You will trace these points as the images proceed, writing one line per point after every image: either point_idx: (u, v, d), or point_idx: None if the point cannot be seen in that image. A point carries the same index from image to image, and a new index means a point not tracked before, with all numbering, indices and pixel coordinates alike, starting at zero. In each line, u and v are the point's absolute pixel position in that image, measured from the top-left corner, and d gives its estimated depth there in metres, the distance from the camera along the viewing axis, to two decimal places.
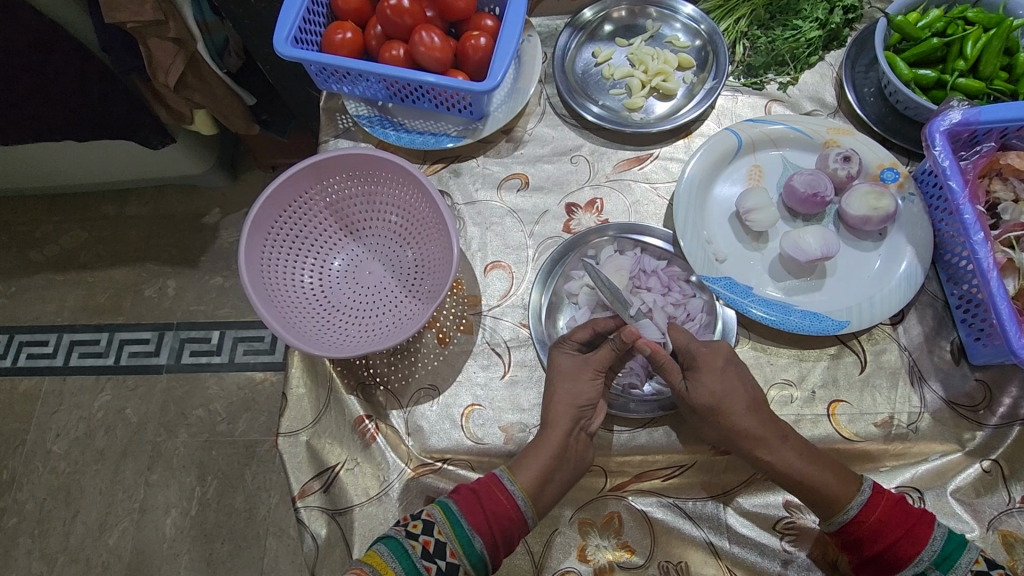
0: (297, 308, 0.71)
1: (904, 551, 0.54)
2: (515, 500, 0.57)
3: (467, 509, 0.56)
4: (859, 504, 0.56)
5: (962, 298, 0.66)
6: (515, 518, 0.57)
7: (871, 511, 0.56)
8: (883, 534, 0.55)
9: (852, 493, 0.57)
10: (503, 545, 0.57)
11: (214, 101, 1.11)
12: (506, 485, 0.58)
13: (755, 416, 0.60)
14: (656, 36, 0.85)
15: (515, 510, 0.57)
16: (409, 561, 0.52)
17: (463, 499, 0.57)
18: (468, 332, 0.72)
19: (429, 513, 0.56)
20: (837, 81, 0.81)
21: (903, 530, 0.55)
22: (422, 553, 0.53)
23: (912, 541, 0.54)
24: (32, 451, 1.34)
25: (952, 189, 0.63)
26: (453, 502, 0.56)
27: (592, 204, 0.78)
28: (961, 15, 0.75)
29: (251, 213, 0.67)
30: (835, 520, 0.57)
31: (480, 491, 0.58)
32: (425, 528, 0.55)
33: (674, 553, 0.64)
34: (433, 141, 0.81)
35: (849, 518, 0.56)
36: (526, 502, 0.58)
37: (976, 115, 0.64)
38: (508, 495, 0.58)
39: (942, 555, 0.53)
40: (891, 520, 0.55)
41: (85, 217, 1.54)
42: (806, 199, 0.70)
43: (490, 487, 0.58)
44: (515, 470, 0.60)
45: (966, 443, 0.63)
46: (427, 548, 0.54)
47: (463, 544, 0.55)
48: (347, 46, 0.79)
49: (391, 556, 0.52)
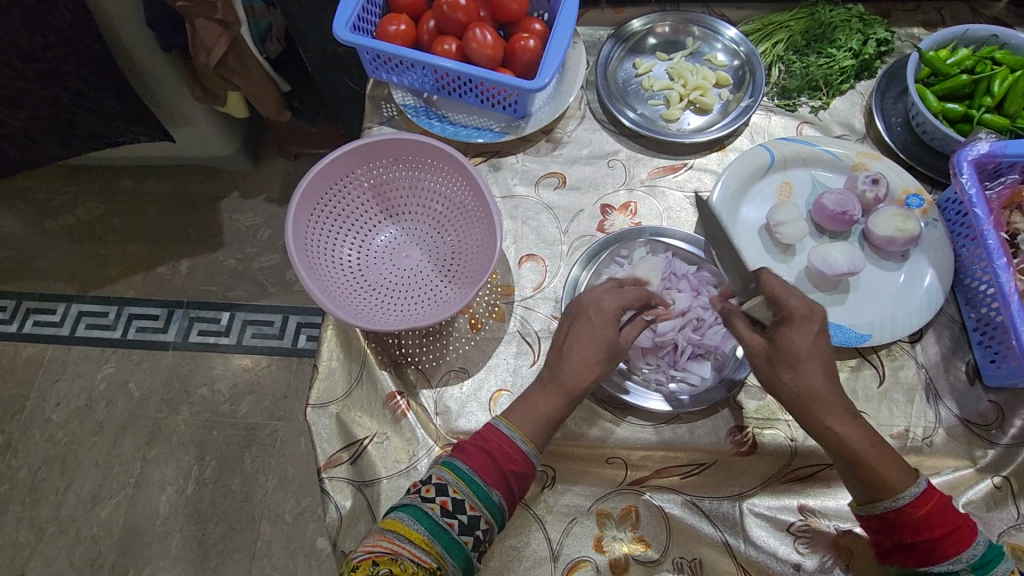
0: (337, 281, 0.72)
1: (946, 547, 0.55)
2: (522, 449, 0.59)
3: (477, 467, 0.58)
4: (911, 495, 0.56)
5: (980, 320, 0.69)
6: (526, 469, 0.59)
7: (923, 504, 0.56)
8: (930, 527, 0.55)
9: (907, 484, 0.57)
10: (518, 493, 0.59)
11: (251, 84, 1.14)
12: (515, 440, 0.59)
13: (813, 385, 0.58)
14: (696, 53, 0.88)
15: (525, 460, 0.59)
16: (431, 521, 0.54)
17: (470, 457, 0.58)
18: (500, 319, 0.74)
19: (439, 476, 0.57)
20: (867, 110, 0.85)
21: (949, 528, 0.55)
22: (443, 512, 0.55)
23: (955, 540, 0.55)
24: (30, 419, 1.33)
25: (977, 215, 0.66)
26: (461, 462, 0.58)
27: (626, 207, 0.81)
28: (989, 55, 0.78)
29: (302, 183, 0.69)
30: (881, 505, 0.57)
31: (488, 448, 0.59)
32: (439, 490, 0.56)
33: (691, 549, 0.66)
34: (476, 134, 0.83)
35: (897, 506, 0.56)
36: (533, 449, 0.60)
37: (1003, 148, 0.68)
38: (519, 449, 0.59)
39: (982, 560, 0.54)
40: (941, 514, 0.56)
41: (104, 189, 1.55)
42: (835, 217, 0.73)
43: (498, 442, 0.59)
44: (511, 419, 0.61)
45: (978, 459, 0.65)
46: (445, 507, 0.55)
47: (481, 498, 0.56)
48: (400, 37, 0.82)
49: (411, 519, 0.54)
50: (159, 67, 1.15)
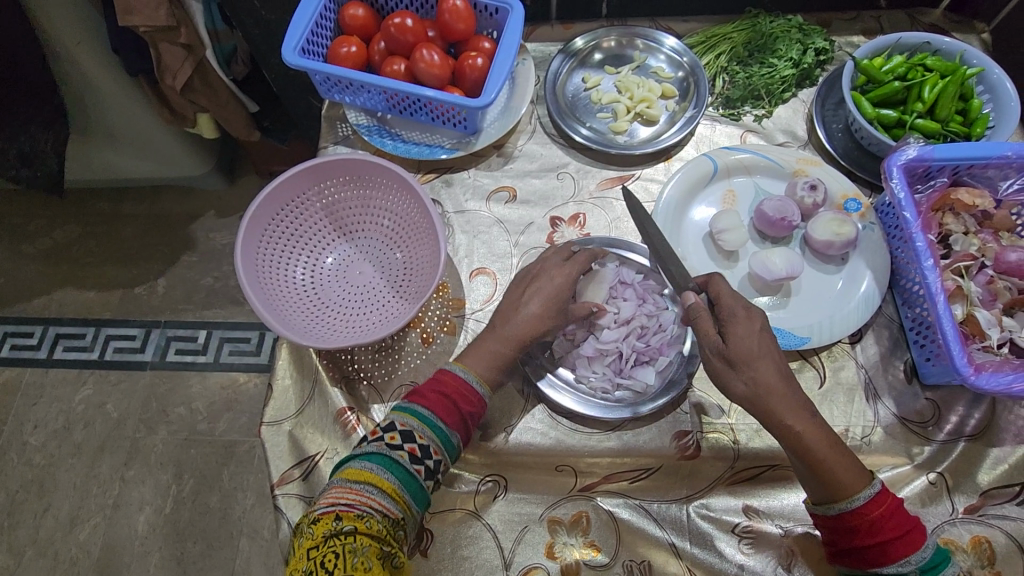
0: (290, 300, 0.74)
1: (897, 550, 0.56)
2: (476, 390, 0.63)
3: (439, 411, 0.61)
4: (865, 498, 0.57)
5: (915, 320, 0.70)
6: (478, 407, 0.64)
7: (877, 506, 0.57)
8: (882, 529, 0.57)
9: (862, 486, 0.58)
10: (471, 429, 0.64)
11: (217, 105, 1.16)
12: (471, 383, 0.63)
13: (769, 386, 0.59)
14: (642, 66, 0.90)
15: (478, 399, 0.63)
16: (400, 469, 0.57)
17: (430, 401, 0.62)
18: (451, 333, 0.75)
19: (403, 423, 0.60)
20: (809, 117, 0.87)
21: (900, 532, 0.56)
22: (411, 459, 0.58)
23: (906, 543, 0.56)
24: (8, 443, 1.33)
25: (906, 218, 0.68)
26: (423, 408, 0.61)
27: (575, 218, 0.83)
28: (921, 62, 0.80)
29: (251, 207, 0.71)
30: (836, 506, 0.58)
31: (447, 391, 0.62)
32: (405, 437, 0.59)
33: (639, 552, 0.67)
34: (428, 151, 0.85)
35: (851, 508, 0.57)
36: (484, 387, 0.64)
37: (930, 152, 0.70)
38: (474, 391, 0.63)
39: (930, 563, 0.56)
40: (891, 518, 0.57)
41: (80, 212, 1.56)
42: (774, 223, 0.75)
43: (456, 386, 0.63)
44: (466, 363, 0.65)
45: (915, 456, 0.66)
46: (414, 453, 0.58)
47: (443, 441, 0.60)
48: (351, 59, 0.83)
49: (382, 470, 0.57)
50: (127, 92, 1.17)
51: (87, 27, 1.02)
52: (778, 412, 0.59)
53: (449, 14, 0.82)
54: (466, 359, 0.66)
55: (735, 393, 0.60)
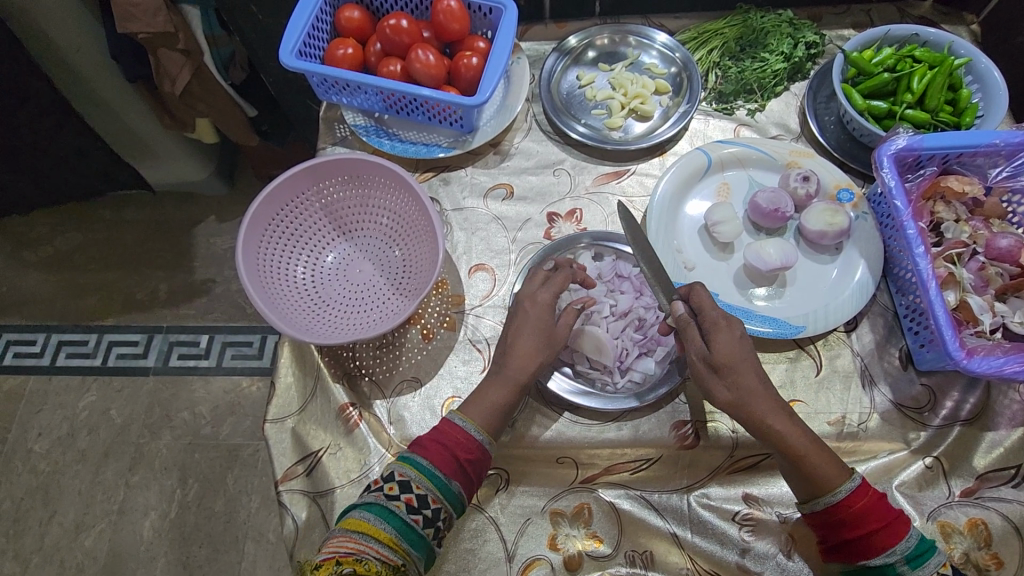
0: (291, 299, 0.74)
1: (881, 540, 0.57)
2: (476, 437, 0.62)
3: (436, 460, 0.60)
4: (847, 490, 0.58)
5: (909, 308, 0.71)
6: (480, 455, 0.62)
7: (858, 498, 0.58)
8: (866, 521, 0.57)
9: (842, 479, 0.59)
10: (476, 480, 0.62)
11: (216, 110, 1.17)
12: (470, 430, 0.62)
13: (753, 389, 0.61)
14: (636, 63, 0.91)
15: (479, 447, 0.62)
16: (397, 519, 0.57)
17: (429, 451, 0.61)
18: (451, 328, 0.76)
19: (402, 473, 0.59)
20: (801, 110, 0.88)
21: (883, 522, 0.57)
22: (408, 509, 0.57)
23: (889, 533, 0.57)
24: (13, 450, 1.34)
25: (897, 207, 0.69)
26: (420, 457, 0.60)
27: (572, 214, 0.84)
28: (910, 53, 0.81)
29: (252, 206, 0.72)
30: (820, 501, 0.59)
31: (445, 439, 0.62)
32: (403, 488, 0.58)
33: (641, 542, 0.68)
34: (425, 150, 0.86)
35: (835, 501, 0.58)
36: (486, 436, 0.63)
37: (920, 142, 0.71)
38: (472, 437, 0.62)
39: (916, 552, 0.56)
40: (874, 510, 0.58)
41: (81, 220, 1.57)
42: (768, 214, 0.76)
43: (453, 433, 0.62)
44: (466, 411, 0.64)
45: (912, 441, 0.67)
46: (411, 503, 0.58)
47: (442, 490, 0.59)
48: (347, 60, 0.84)
49: (378, 520, 0.56)
50: (126, 99, 1.18)
51: (86, 36, 1.03)
52: (762, 413, 0.61)
53: (444, 14, 0.83)
54: (465, 407, 0.65)
55: (732, 382, 0.61)
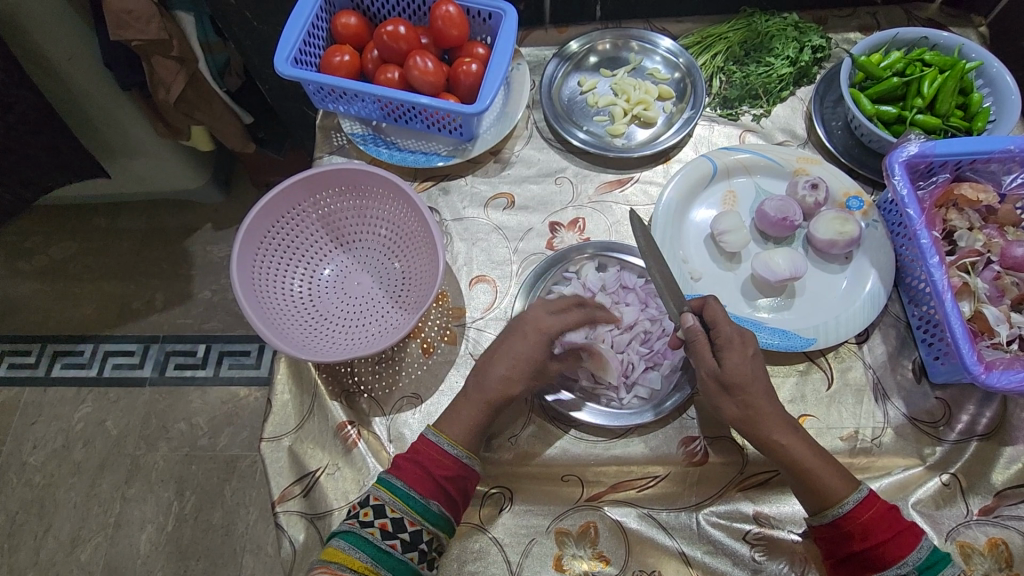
0: (287, 314, 0.72)
1: (890, 552, 0.55)
2: (452, 454, 0.60)
3: (411, 481, 0.58)
4: (854, 501, 0.57)
5: (923, 319, 0.69)
6: (461, 472, 0.60)
7: (867, 509, 0.56)
8: (875, 533, 0.56)
9: (848, 490, 0.58)
10: (459, 498, 0.60)
11: (211, 118, 1.15)
12: (446, 448, 0.60)
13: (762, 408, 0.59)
14: (638, 68, 0.90)
15: (458, 464, 0.60)
16: (372, 545, 0.55)
17: (404, 473, 0.59)
18: (451, 342, 0.74)
19: (376, 497, 0.57)
20: (808, 115, 0.86)
21: (892, 533, 0.56)
22: (383, 534, 0.56)
23: (899, 544, 0.55)
24: (7, 463, 1.32)
25: (910, 215, 0.67)
26: (396, 480, 0.58)
27: (574, 223, 0.82)
28: (919, 57, 0.80)
29: (246, 220, 0.70)
30: (829, 513, 0.57)
31: (421, 459, 0.60)
32: (376, 513, 0.56)
33: (649, 562, 0.65)
34: (424, 159, 0.84)
35: (843, 512, 0.57)
36: (465, 453, 0.61)
37: (932, 148, 0.69)
38: (449, 455, 0.60)
39: (927, 562, 0.55)
40: (882, 521, 0.56)
41: (76, 228, 1.55)
42: (776, 223, 0.74)
43: (430, 453, 0.60)
44: (442, 427, 0.62)
45: (927, 457, 0.65)
46: (386, 528, 0.56)
47: (419, 512, 0.57)
48: (344, 68, 0.83)
49: (351, 547, 0.54)
50: (121, 107, 1.16)
51: (79, 43, 1.02)
52: (770, 429, 0.59)
53: (442, 20, 0.81)
54: (442, 422, 0.63)
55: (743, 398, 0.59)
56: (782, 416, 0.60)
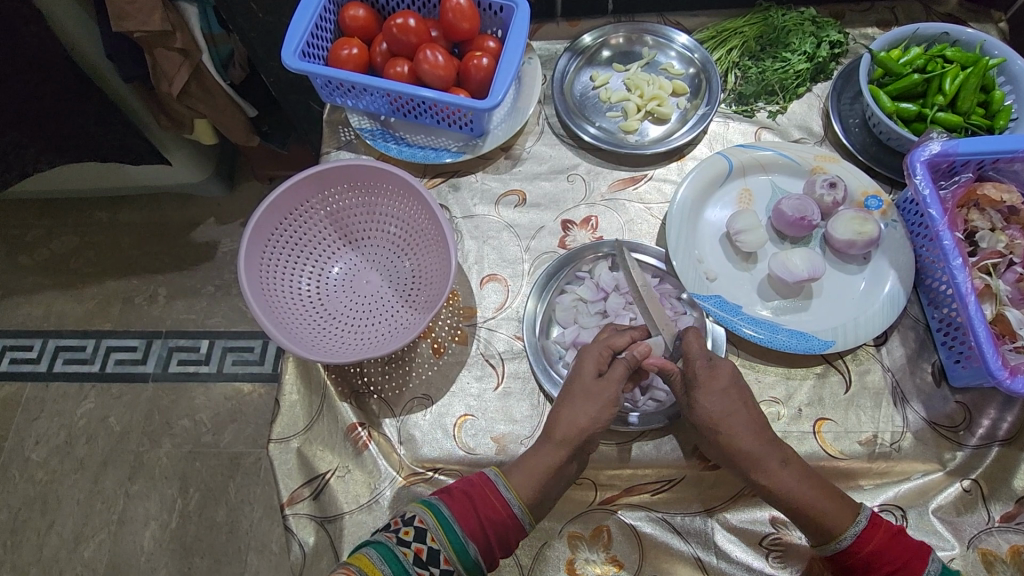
0: (295, 313, 0.71)
1: None
2: (509, 504, 0.58)
3: (458, 512, 0.56)
4: (853, 534, 0.56)
5: (943, 321, 0.68)
6: (510, 524, 0.58)
7: (866, 542, 0.55)
8: (879, 564, 0.55)
9: (847, 523, 0.56)
10: (497, 550, 0.57)
11: (215, 111, 1.13)
12: (503, 493, 0.58)
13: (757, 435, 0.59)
14: (652, 62, 0.88)
15: (510, 517, 0.58)
16: (399, 565, 0.53)
17: (454, 502, 0.57)
18: (462, 342, 0.73)
19: (422, 519, 0.55)
20: (824, 112, 0.85)
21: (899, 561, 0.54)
22: (415, 560, 0.53)
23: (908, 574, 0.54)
24: (9, 459, 1.31)
25: (932, 216, 0.66)
26: (444, 506, 0.57)
27: (587, 221, 0.80)
28: (940, 53, 0.78)
29: (253, 218, 0.68)
30: (829, 547, 0.57)
31: (473, 494, 0.58)
32: (417, 535, 0.55)
33: (663, 567, 0.65)
34: (434, 155, 0.83)
35: (843, 547, 0.56)
36: (522, 509, 0.58)
37: (955, 147, 0.67)
38: (504, 500, 0.58)
39: None
40: (886, 551, 0.55)
41: (78, 222, 1.54)
42: (794, 222, 0.73)
43: (484, 491, 0.58)
44: (508, 475, 0.60)
45: (947, 462, 0.64)
46: (420, 555, 0.54)
47: (456, 550, 0.55)
48: (352, 61, 0.81)
49: (380, 559, 0.52)
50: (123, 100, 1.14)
51: (81, 34, 1.00)
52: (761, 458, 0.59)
53: (452, 13, 0.79)
54: (512, 471, 0.61)
55: None
56: (767, 442, 0.59)
